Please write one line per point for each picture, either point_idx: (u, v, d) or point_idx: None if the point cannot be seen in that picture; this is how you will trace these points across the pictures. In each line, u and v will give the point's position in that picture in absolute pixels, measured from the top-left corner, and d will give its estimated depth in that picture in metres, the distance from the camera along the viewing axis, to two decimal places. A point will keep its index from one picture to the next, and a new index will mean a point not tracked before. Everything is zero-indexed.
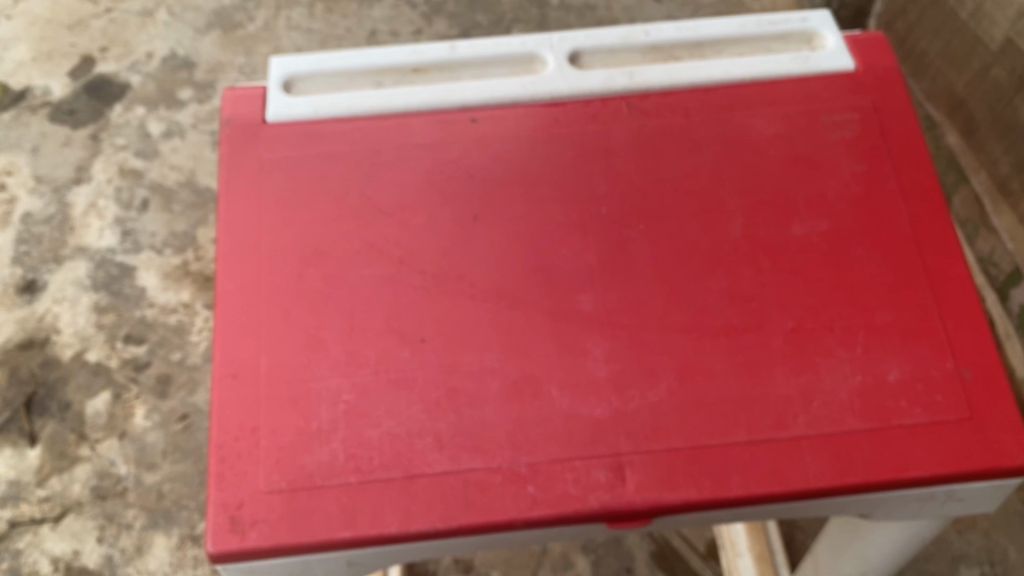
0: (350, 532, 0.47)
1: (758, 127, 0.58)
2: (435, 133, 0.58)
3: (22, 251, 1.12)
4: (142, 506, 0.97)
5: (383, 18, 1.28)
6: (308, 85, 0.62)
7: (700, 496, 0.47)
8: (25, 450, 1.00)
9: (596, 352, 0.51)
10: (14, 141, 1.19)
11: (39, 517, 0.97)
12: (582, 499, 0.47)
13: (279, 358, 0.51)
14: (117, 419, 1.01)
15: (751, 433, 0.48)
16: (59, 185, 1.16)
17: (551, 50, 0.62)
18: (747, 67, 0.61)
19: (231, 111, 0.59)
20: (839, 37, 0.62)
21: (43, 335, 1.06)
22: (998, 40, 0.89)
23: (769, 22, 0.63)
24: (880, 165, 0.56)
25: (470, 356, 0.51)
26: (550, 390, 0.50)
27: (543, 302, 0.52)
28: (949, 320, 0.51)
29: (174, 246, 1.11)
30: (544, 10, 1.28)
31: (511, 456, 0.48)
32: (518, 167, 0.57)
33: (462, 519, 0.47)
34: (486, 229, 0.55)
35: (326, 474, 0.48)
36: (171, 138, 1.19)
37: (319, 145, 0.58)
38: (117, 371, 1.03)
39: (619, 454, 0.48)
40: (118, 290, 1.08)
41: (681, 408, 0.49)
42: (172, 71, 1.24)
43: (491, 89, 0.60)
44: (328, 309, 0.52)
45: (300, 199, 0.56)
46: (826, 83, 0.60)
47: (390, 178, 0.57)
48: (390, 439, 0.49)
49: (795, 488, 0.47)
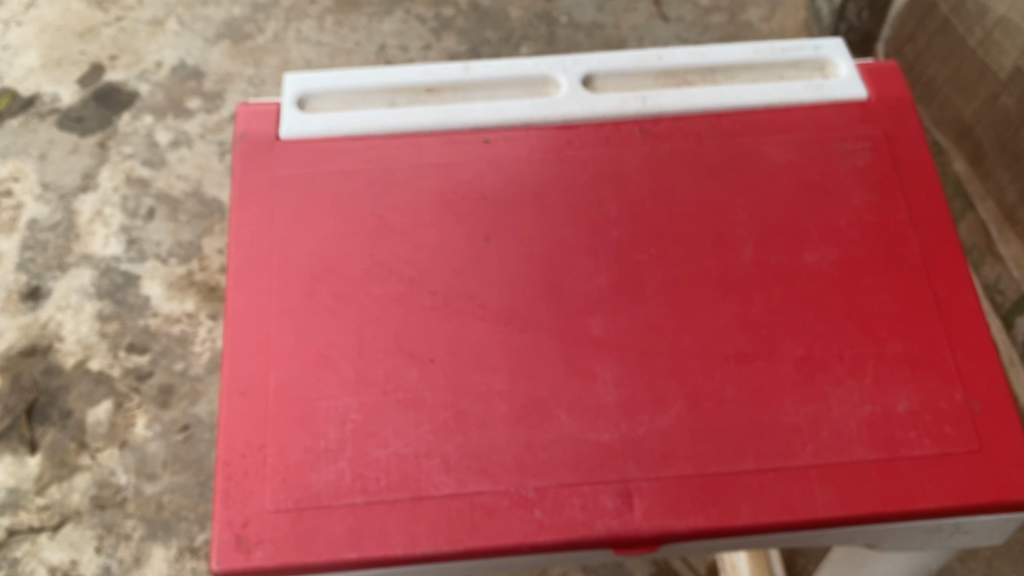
0: (355, 553, 0.46)
1: (770, 154, 0.58)
2: (447, 153, 0.58)
3: (27, 258, 1.12)
4: (141, 516, 0.96)
5: (392, 32, 1.28)
6: (322, 102, 0.62)
7: (707, 524, 0.47)
8: (25, 457, 1.00)
9: (605, 376, 0.51)
10: (22, 147, 1.19)
11: (37, 526, 0.97)
12: (589, 524, 0.47)
13: (288, 375, 0.51)
14: (118, 428, 1.01)
15: (760, 461, 0.48)
16: (66, 192, 1.16)
17: (564, 72, 0.62)
18: (759, 93, 0.61)
19: (245, 127, 0.59)
20: (852, 65, 0.62)
21: (46, 342, 1.06)
22: (1006, 68, 0.88)
23: (781, 49, 0.64)
24: (891, 195, 0.56)
25: (479, 377, 0.51)
26: (559, 414, 0.50)
27: (554, 325, 0.52)
28: (959, 352, 0.51)
29: (179, 256, 1.11)
30: (553, 28, 1.27)
31: (519, 480, 0.48)
32: (531, 188, 0.57)
33: (468, 542, 0.47)
34: (498, 249, 0.55)
35: (332, 494, 0.48)
36: (178, 147, 1.19)
37: (332, 162, 0.58)
38: (119, 380, 1.03)
39: (627, 480, 0.48)
40: (122, 299, 1.08)
41: (690, 435, 0.49)
42: (181, 81, 1.24)
43: (503, 110, 0.60)
44: (338, 328, 0.52)
45: (312, 216, 0.56)
46: (838, 112, 0.60)
47: (402, 198, 0.57)
48: (398, 460, 0.49)
49: (803, 517, 0.47)
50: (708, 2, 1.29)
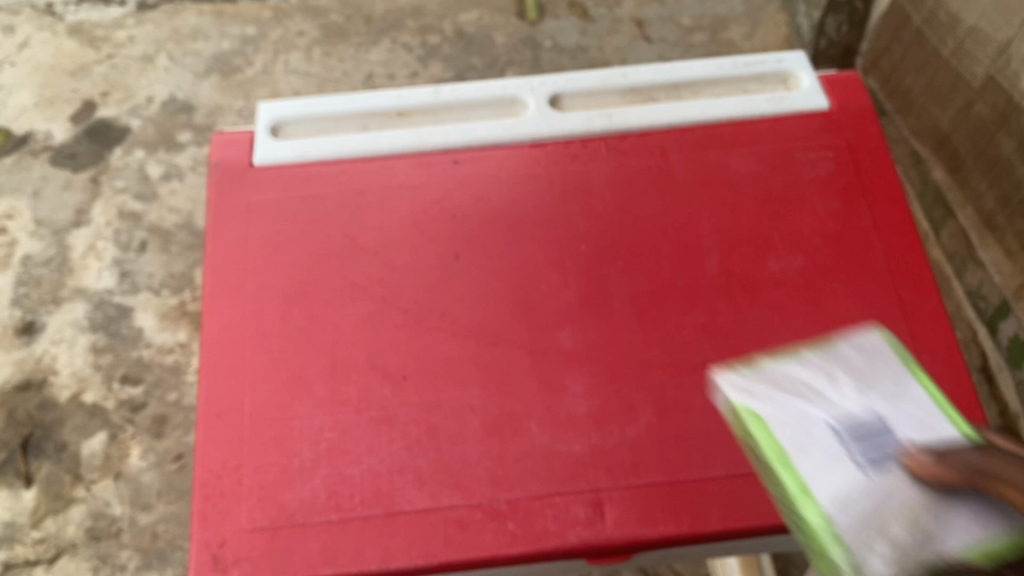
0: (330, 570, 0.47)
1: (734, 166, 0.59)
2: (419, 173, 0.60)
3: (21, 293, 1.08)
4: (136, 546, 0.93)
5: (379, 61, 1.27)
6: (295, 129, 0.64)
7: (677, 531, 0.47)
8: (20, 491, 0.96)
9: (575, 388, 0.51)
10: (15, 185, 1.16)
11: (33, 559, 0.93)
12: (562, 535, 0.47)
13: (262, 397, 0.52)
14: (113, 459, 0.97)
15: (729, 467, 0.49)
16: (59, 228, 1.12)
17: (532, 93, 0.64)
18: (724, 107, 0.62)
19: (219, 155, 0.60)
20: (814, 77, 0.63)
21: (41, 376, 1.02)
22: (979, 77, 0.88)
23: (744, 64, 0.65)
24: (855, 202, 0.57)
25: (450, 394, 0.51)
26: (530, 426, 0.50)
27: (525, 339, 0.53)
28: (925, 354, 0.52)
29: (172, 286, 1.08)
30: (537, 52, 1.28)
31: (491, 493, 0.49)
32: (501, 207, 0.58)
33: (441, 556, 0.47)
34: (468, 266, 0.56)
35: (308, 512, 0.48)
36: (169, 180, 1.16)
37: (305, 187, 0.59)
38: (114, 412, 1.00)
39: (598, 489, 0.49)
40: (116, 331, 1.05)
41: (660, 443, 0.50)
42: (171, 115, 1.22)
43: (472, 131, 0.62)
44: (312, 348, 0.53)
45: (285, 240, 0.57)
46: (801, 122, 0.61)
47: (374, 219, 0.58)
48: (372, 476, 0.49)
49: (772, 521, 0.48)
50: (689, 23, 1.30)
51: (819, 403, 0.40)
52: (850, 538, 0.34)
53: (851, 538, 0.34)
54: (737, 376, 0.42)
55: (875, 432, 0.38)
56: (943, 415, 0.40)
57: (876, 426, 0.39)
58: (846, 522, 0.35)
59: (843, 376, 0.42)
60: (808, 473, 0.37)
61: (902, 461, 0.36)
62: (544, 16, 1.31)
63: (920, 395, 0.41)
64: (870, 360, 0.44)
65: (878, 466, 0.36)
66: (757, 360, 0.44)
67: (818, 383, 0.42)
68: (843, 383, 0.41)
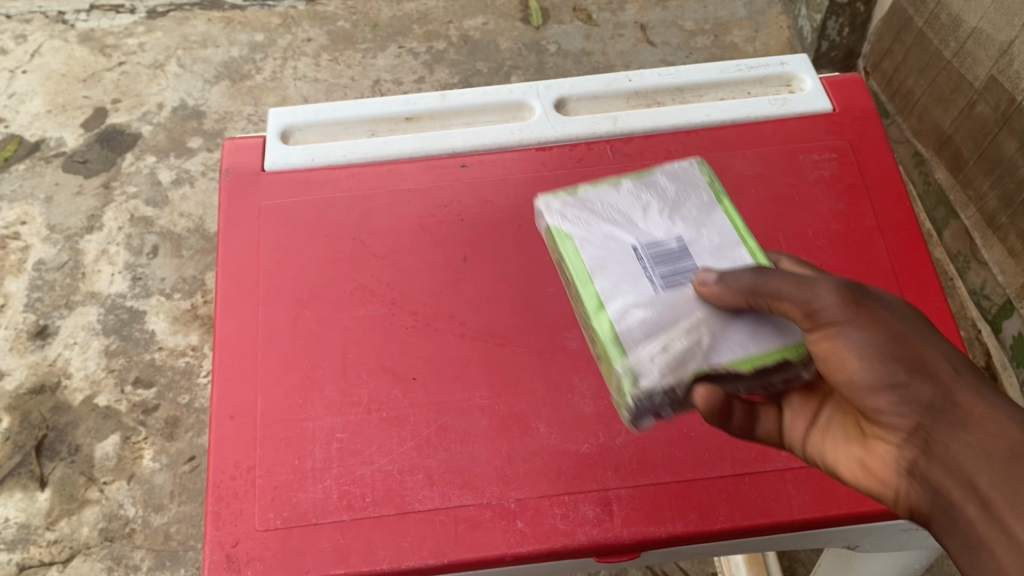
0: (342, 568, 0.48)
1: (738, 167, 0.60)
2: (427, 178, 0.61)
3: (34, 298, 1.09)
4: (150, 547, 0.94)
5: (386, 66, 1.28)
6: (305, 134, 0.65)
7: (685, 529, 0.48)
8: (34, 493, 0.97)
9: (582, 388, 0.52)
10: (28, 191, 1.17)
11: (47, 560, 0.94)
12: (571, 533, 0.48)
13: (274, 399, 0.53)
14: (126, 461, 0.98)
15: (736, 466, 0.50)
16: (72, 233, 1.14)
17: (537, 97, 0.65)
18: (727, 110, 0.63)
19: (230, 161, 0.62)
20: (816, 79, 0.64)
21: (54, 379, 1.03)
22: (981, 78, 0.89)
23: (747, 66, 0.66)
24: (858, 203, 0.58)
25: (459, 395, 0.52)
26: (537, 426, 0.51)
27: (533, 340, 0.54)
28: None
29: (183, 290, 1.09)
30: (542, 57, 1.28)
31: (500, 493, 0.49)
32: (508, 210, 0.59)
33: (452, 554, 0.48)
34: (475, 269, 0.57)
35: (320, 512, 0.49)
36: (180, 185, 1.17)
37: (316, 192, 0.60)
38: (126, 415, 1.01)
39: (607, 488, 0.49)
40: (129, 335, 1.06)
41: (667, 442, 0.51)
42: (182, 121, 1.23)
43: (479, 135, 0.63)
44: (323, 350, 0.54)
45: (296, 244, 0.58)
46: (803, 124, 0.62)
47: (383, 223, 0.59)
48: (382, 476, 0.50)
49: (778, 519, 0.48)
50: (693, 26, 1.31)
51: (627, 227, 0.49)
52: (628, 336, 0.42)
53: (629, 337, 0.42)
54: (556, 201, 0.51)
55: (672, 251, 0.47)
56: (732, 234, 0.49)
57: (672, 246, 0.47)
58: (626, 324, 0.43)
59: (654, 207, 0.50)
60: (605, 288, 0.45)
61: (683, 281, 0.45)
62: (549, 21, 1.32)
63: (717, 219, 0.50)
64: (681, 189, 0.52)
65: (665, 280, 0.45)
66: (578, 187, 0.52)
67: (630, 210, 0.50)
68: (649, 209, 0.50)
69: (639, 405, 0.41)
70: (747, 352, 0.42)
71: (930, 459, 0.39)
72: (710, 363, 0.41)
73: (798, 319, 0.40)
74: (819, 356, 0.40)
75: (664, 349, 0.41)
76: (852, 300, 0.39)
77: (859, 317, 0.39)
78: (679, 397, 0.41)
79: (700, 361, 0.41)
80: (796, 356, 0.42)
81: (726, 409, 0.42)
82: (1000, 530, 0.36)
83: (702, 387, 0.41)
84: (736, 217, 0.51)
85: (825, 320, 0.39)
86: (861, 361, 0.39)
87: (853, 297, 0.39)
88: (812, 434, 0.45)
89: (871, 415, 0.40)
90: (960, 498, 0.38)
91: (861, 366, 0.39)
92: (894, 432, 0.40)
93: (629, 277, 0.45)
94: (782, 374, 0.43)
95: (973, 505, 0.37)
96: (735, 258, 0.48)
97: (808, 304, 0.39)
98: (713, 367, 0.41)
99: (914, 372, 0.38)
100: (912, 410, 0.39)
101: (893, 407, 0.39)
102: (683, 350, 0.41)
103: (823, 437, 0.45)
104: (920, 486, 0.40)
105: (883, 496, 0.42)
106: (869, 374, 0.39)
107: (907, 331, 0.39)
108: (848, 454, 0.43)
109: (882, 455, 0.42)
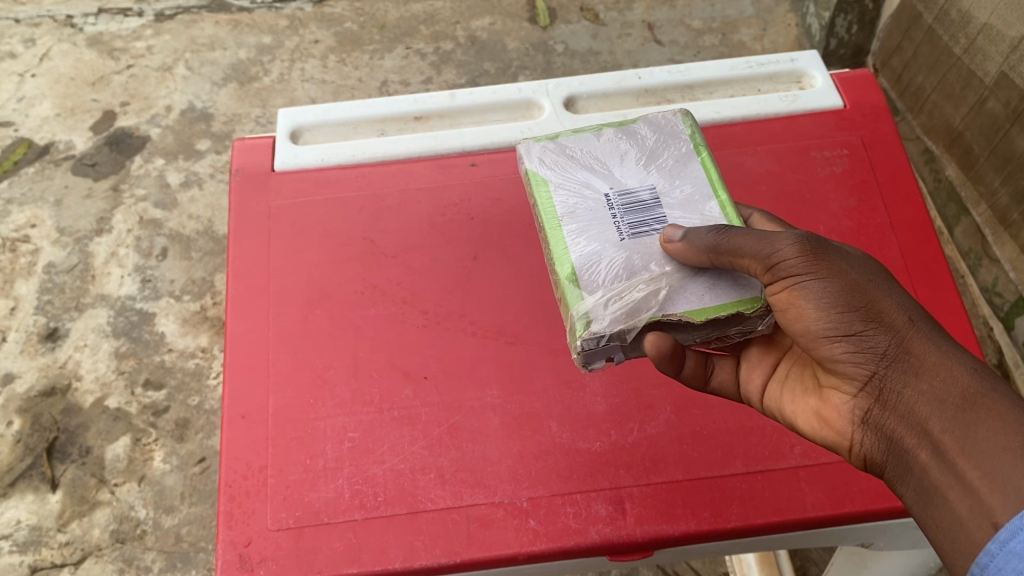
0: (355, 568, 0.48)
1: (748, 164, 0.60)
2: (437, 177, 0.61)
3: (45, 300, 1.10)
4: (161, 549, 0.94)
5: (393, 67, 1.28)
6: (315, 135, 0.65)
7: (699, 528, 0.48)
8: (46, 495, 0.97)
9: (594, 387, 0.52)
10: (38, 194, 1.18)
11: (59, 562, 0.94)
12: (583, 532, 0.48)
13: (285, 399, 0.53)
14: (136, 463, 0.98)
15: (748, 464, 0.50)
16: (82, 236, 1.14)
17: (547, 96, 0.65)
18: (738, 106, 0.63)
19: (240, 162, 0.62)
20: (827, 75, 0.64)
21: (65, 382, 1.04)
22: (991, 74, 0.89)
23: (757, 63, 0.66)
24: (870, 199, 0.58)
25: (471, 393, 0.52)
26: (549, 425, 0.51)
27: (544, 339, 0.54)
28: None
29: (192, 292, 1.09)
30: (549, 56, 1.28)
31: (512, 491, 0.49)
32: (518, 209, 0.59)
33: (465, 553, 0.48)
34: (486, 268, 0.57)
35: (332, 511, 0.49)
36: (189, 188, 1.17)
37: (326, 192, 0.60)
38: (137, 416, 1.01)
39: (619, 487, 0.49)
40: (139, 336, 1.06)
41: (679, 440, 0.50)
42: (190, 124, 1.23)
43: (488, 134, 0.63)
44: (334, 350, 0.54)
45: (307, 244, 0.58)
46: (814, 121, 0.62)
47: (393, 222, 0.59)
48: (395, 475, 0.50)
49: (792, 517, 0.48)
50: (700, 25, 1.31)
51: (601, 173, 0.49)
52: (589, 282, 0.44)
53: (589, 282, 0.44)
54: (537, 146, 0.51)
55: (645, 202, 0.48)
56: (707, 184, 0.49)
57: (646, 196, 0.48)
58: (589, 270, 0.44)
59: (631, 155, 0.50)
60: (571, 233, 0.46)
61: (651, 233, 0.46)
62: (556, 21, 1.31)
63: (695, 167, 0.49)
64: (660, 137, 0.51)
65: (633, 232, 0.46)
66: (561, 132, 0.52)
67: (607, 158, 0.50)
68: (627, 156, 0.50)
69: (590, 347, 0.43)
70: (699, 305, 0.43)
71: (885, 406, 0.41)
72: (664, 311, 0.43)
73: (758, 274, 0.42)
74: (778, 307, 0.42)
75: (621, 296, 0.43)
76: (810, 251, 0.41)
77: (815, 269, 0.41)
78: (629, 342, 0.43)
79: (655, 310, 0.43)
80: (750, 308, 0.43)
81: (678, 356, 0.44)
82: (950, 473, 0.38)
83: (652, 335, 0.43)
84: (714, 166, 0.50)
85: (787, 274, 0.41)
86: (817, 312, 0.41)
87: (810, 248, 0.41)
88: (774, 388, 0.48)
89: (828, 364, 0.43)
90: (913, 443, 0.40)
91: (817, 316, 0.41)
92: (850, 380, 0.42)
93: (599, 224, 0.46)
94: (740, 326, 0.44)
95: (927, 450, 0.39)
96: (706, 211, 0.47)
97: (767, 257, 0.41)
98: (666, 315, 0.42)
99: (870, 322, 0.41)
100: (867, 359, 0.41)
101: (848, 356, 0.41)
102: (640, 299, 0.43)
103: (784, 390, 0.48)
104: (875, 434, 0.42)
105: (838, 445, 0.45)
106: (826, 329, 0.41)
107: (863, 283, 0.41)
108: (807, 405, 0.46)
109: (837, 404, 0.44)
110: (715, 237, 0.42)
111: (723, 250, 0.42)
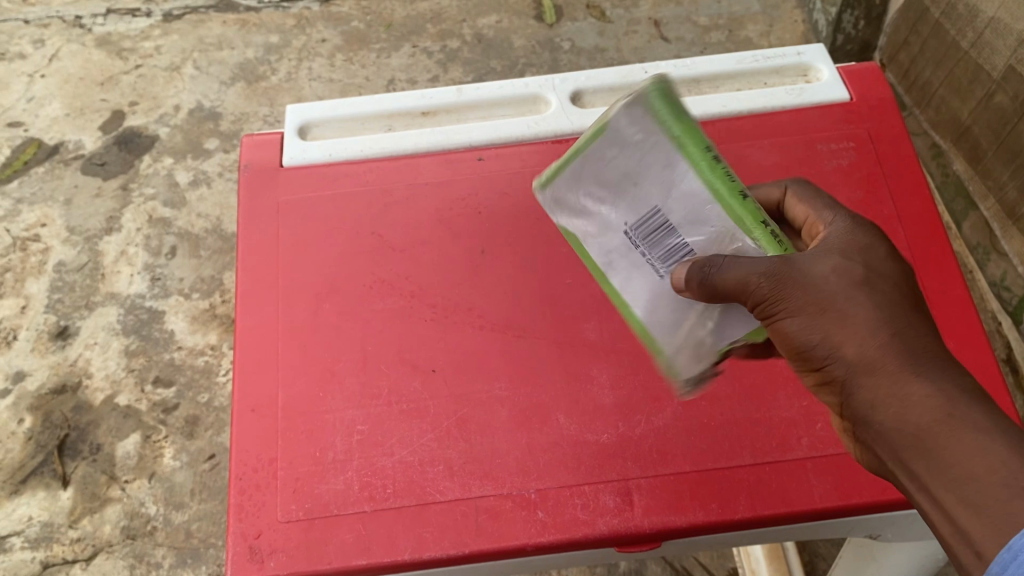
0: (364, 560, 0.48)
1: (755, 157, 0.60)
2: (444, 172, 0.61)
3: (55, 299, 1.10)
4: (171, 545, 0.94)
5: (400, 66, 1.28)
6: (323, 130, 0.65)
7: (707, 519, 0.48)
8: (57, 492, 0.98)
9: (602, 379, 0.52)
10: (48, 194, 1.18)
11: (70, 558, 0.95)
12: (591, 523, 0.48)
13: (296, 392, 0.53)
14: (147, 459, 0.99)
15: (756, 456, 0.50)
16: (92, 234, 1.15)
17: (554, 91, 0.65)
18: (743, 100, 0.63)
19: (249, 157, 0.62)
20: (833, 68, 0.64)
21: (76, 379, 1.04)
22: (999, 68, 0.88)
23: (763, 57, 0.66)
24: (877, 192, 0.58)
25: (479, 386, 0.52)
26: (557, 417, 0.51)
27: (552, 332, 0.54)
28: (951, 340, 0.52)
29: (202, 290, 1.10)
30: (556, 54, 1.28)
31: (520, 483, 0.50)
32: (525, 203, 0.59)
33: (473, 544, 0.48)
34: (494, 261, 0.57)
35: (342, 503, 0.50)
36: (198, 187, 1.18)
37: (334, 187, 0.60)
38: (147, 414, 1.01)
39: (627, 479, 0.49)
40: (149, 335, 1.07)
41: (687, 432, 0.51)
42: (199, 123, 1.24)
43: (495, 129, 0.63)
44: (343, 343, 0.54)
45: (315, 239, 0.58)
46: (821, 114, 0.62)
47: (400, 216, 0.59)
48: (403, 467, 0.50)
49: (801, 508, 0.48)
50: (707, 22, 1.31)
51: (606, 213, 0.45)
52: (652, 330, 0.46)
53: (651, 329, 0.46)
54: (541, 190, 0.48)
55: (659, 226, 0.43)
56: (709, 194, 0.41)
57: (656, 223, 0.43)
58: (646, 315, 0.46)
59: (619, 179, 0.43)
60: (618, 283, 0.47)
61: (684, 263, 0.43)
62: (562, 18, 1.32)
63: (689, 176, 0.41)
64: (642, 137, 0.42)
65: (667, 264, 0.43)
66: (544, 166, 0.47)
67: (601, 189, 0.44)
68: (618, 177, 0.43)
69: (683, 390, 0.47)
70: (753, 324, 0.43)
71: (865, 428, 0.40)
72: (725, 343, 0.44)
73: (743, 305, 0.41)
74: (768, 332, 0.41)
75: (682, 340, 0.45)
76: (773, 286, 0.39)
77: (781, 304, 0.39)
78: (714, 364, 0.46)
79: (715, 343, 0.44)
80: None
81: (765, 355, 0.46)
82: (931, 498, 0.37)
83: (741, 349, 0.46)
84: (708, 170, 0.41)
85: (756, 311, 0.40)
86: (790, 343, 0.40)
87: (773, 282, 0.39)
88: None
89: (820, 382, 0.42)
90: (893, 466, 0.39)
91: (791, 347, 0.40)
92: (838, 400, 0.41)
93: (639, 269, 0.45)
94: None
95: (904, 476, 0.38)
96: (708, 227, 0.41)
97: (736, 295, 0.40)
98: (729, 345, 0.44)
99: (830, 356, 0.39)
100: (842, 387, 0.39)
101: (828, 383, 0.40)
102: (699, 338, 0.44)
103: None
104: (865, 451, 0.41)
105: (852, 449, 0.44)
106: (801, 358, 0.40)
107: (823, 312, 0.39)
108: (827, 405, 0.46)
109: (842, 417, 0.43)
110: (701, 283, 0.40)
111: (715, 296, 0.40)
